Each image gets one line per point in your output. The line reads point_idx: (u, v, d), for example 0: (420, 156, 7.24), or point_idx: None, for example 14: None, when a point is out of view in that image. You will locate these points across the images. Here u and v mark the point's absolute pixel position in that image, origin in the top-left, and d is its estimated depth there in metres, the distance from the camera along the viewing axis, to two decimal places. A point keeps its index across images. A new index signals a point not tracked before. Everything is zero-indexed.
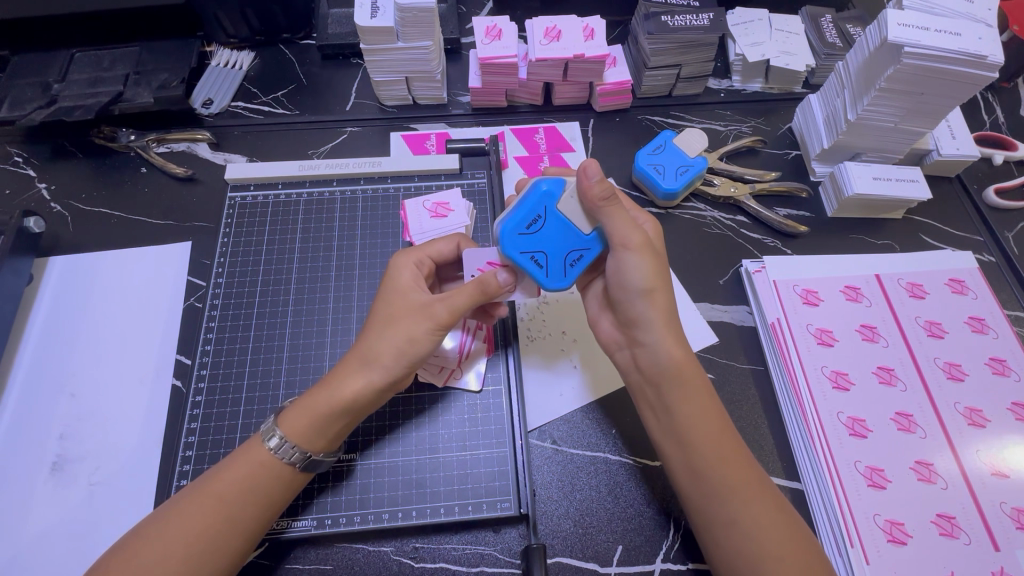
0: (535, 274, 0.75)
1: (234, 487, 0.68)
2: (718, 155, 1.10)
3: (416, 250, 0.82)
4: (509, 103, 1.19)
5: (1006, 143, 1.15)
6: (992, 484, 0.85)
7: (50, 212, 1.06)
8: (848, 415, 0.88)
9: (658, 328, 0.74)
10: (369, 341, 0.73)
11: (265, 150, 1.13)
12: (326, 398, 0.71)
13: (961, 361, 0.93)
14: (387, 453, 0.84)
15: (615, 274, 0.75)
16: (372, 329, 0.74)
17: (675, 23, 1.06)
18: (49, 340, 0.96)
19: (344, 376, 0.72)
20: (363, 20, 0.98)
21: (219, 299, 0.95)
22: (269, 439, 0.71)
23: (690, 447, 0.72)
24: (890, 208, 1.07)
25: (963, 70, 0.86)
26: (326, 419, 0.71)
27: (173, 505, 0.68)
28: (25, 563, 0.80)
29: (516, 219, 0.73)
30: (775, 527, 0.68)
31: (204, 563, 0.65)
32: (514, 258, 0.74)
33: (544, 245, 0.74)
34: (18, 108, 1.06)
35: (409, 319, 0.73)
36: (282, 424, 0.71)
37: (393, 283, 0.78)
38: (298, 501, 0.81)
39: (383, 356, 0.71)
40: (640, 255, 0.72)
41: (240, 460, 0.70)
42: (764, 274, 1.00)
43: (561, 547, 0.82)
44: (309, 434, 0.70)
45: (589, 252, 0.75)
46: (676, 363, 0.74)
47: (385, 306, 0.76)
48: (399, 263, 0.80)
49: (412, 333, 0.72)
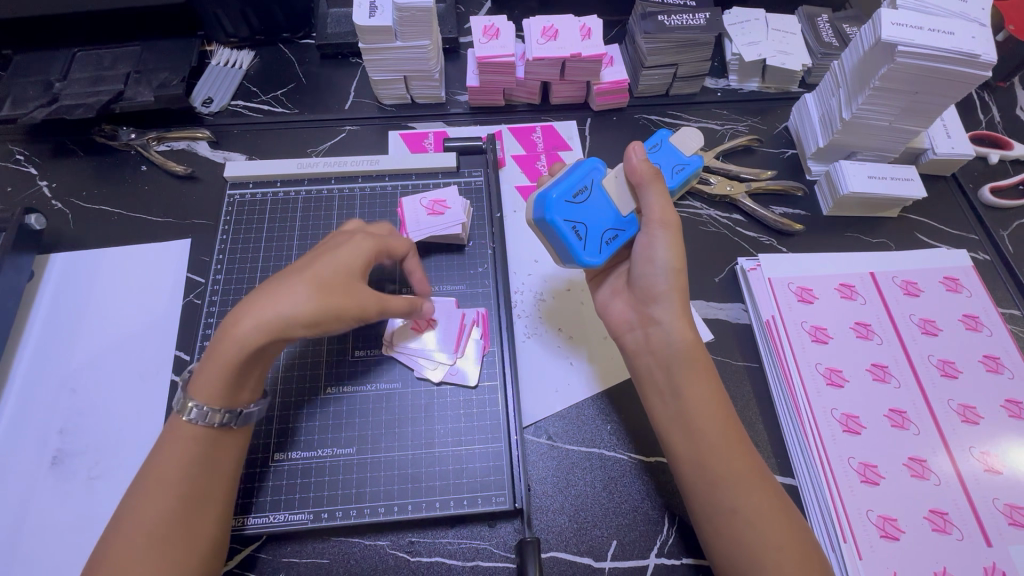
0: (574, 244, 0.78)
1: (175, 467, 0.69)
2: (714, 153, 1.11)
3: (376, 238, 0.80)
4: (507, 102, 1.20)
5: (1002, 142, 1.16)
6: (985, 481, 0.85)
7: (52, 210, 1.07)
8: (842, 412, 0.89)
9: (675, 310, 0.78)
10: (282, 295, 0.70)
11: (265, 148, 1.14)
12: (232, 354, 0.70)
13: (955, 358, 0.94)
14: (327, 449, 0.85)
15: (643, 250, 0.79)
16: (288, 287, 0.70)
17: (671, 22, 1.07)
18: (48, 335, 0.97)
19: (245, 326, 0.69)
20: (361, 19, 0.98)
21: (217, 295, 0.96)
22: (184, 412, 0.71)
23: (696, 433, 0.73)
24: (885, 207, 1.07)
25: (956, 70, 0.87)
26: (235, 373, 0.70)
27: (128, 501, 0.68)
28: (25, 555, 0.81)
29: (565, 188, 0.78)
30: (774, 518, 0.68)
31: (177, 548, 0.66)
32: (559, 224, 0.77)
33: (585, 217, 0.79)
34: (20, 106, 1.07)
35: (337, 295, 0.72)
36: (196, 394, 0.71)
37: (341, 256, 0.75)
38: (241, 500, 0.81)
39: (297, 316, 0.69)
40: (670, 232, 0.78)
41: (169, 443, 0.70)
42: (759, 272, 1.00)
43: (556, 542, 0.82)
44: (223, 395, 0.71)
45: (623, 233, 0.81)
46: (688, 346, 0.77)
47: (318, 270, 0.73)
48: (351, 242, 0.77)
49: (338, 306, 0.71)
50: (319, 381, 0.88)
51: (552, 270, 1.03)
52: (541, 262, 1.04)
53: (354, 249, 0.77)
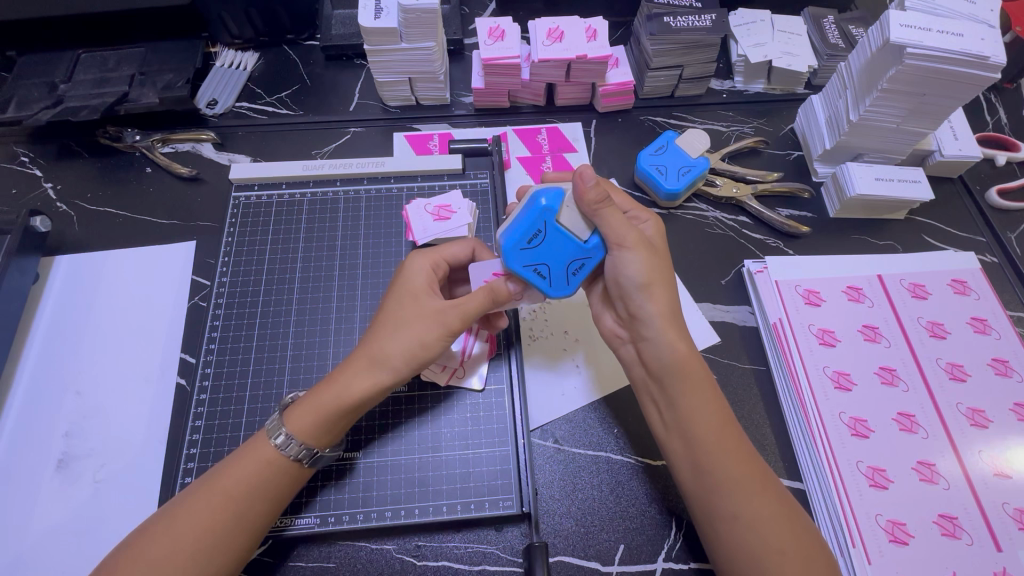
0: (541, 285, 0.77)
1: (241, 483, 0.69)
2: (720, 155, 1.10)
3: (431, 252, 0.82)
4: (512, 104, 1.20)
5: (1009, 144, 1.15)
6: (994, 485, 0.84)
7: (56, 212, 1.07)
8: (850, 416, 0.88)
9: (659, 324, 0.75)
10: (380, 342, 0.73)
11: (270, 150, 1.13)
12: (330, 395, 0.72)
13: (963, 361, 0.93)
14: (381, 452, 0.84)
15: (614, 271, 0.77)
16: (386, 332, 0.74)
17: (677, 24, 1.07)
18: (54, 338, 0.96)
19: (351, 376, 0.72)
20: (367, 21, 0.98)
21: (223, 298, 0.96)
22: (275, 436, 0.71)
23: (692, 438, 0.73)
24: (891, 209, 1.07)
25: (965, 71, 0.86)
26: (335, 417, 0.72)
27: (180, 500, 0.68)
28: (30, 559, 0.81)
29: (517, 234, 0.75)
30: (776, 524, 0.68)
31: (211, 558, 0.65)
32: (518, 271, 0.76)
33: (545, 255, 0.75)
34: (24, 108, 1.07)
35: (421, 323, 0.74)
36: (288, 423, 0.71)
37: (407, 284, 0.78)
38: (300, 499, 0.81)
39: (393, 358, 0.72)
40: (638, 250, 0.75)
41: (248, 457, 0.71)
42: (766, 274, 1.00)
43: (563, 547, 0.82)
44: (314, 432, 0.71)
45: (591, 260, 0.76)
46: (678, 360, 0.74)
47: (398, 301, 0.77)
48: (412, 265, 0.80)
49: (425, 337, 0.73)
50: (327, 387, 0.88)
51: None
52: None
53: (424, 266, 0.80)
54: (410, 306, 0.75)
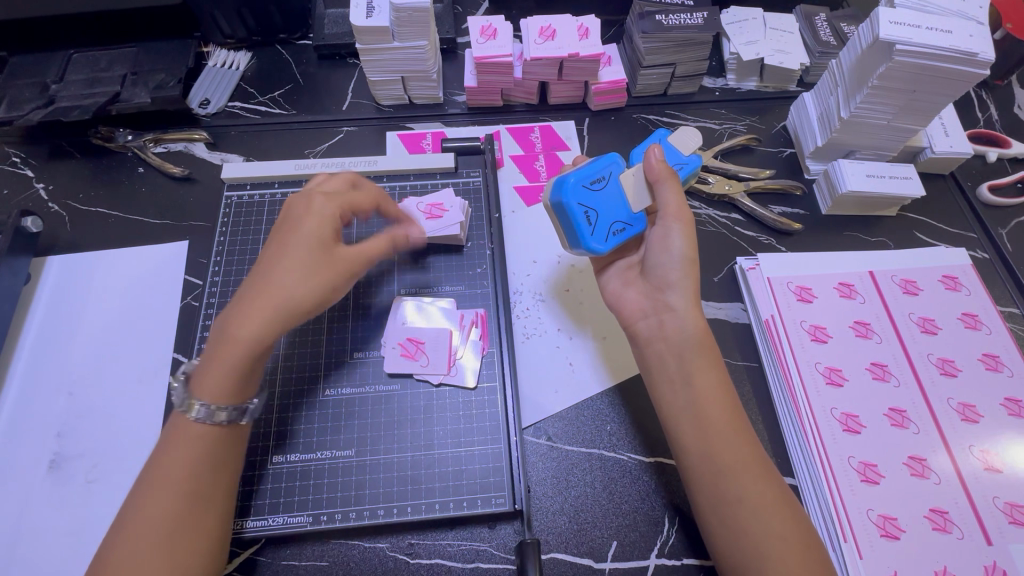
0: (583, 228, 0.81)
1: (183, 465, 0.68)
2: (712, 152, 1.11)
3: (336, 198, 0.80)
4: (505, 103, 1.20)
5: (1000, 140, 1.16)
6: (985, 480, 0.85)
7: (48, 212, 1.07)
8: (842, 411, 0.89)
9: (687, 300, 0.80)
10: (285, 291, 0.72)
11: (262, 150, 1.13)
12: (239, 349, 0.71)
13: (954, 357, 0.94)
14: (375, 451, 0.85)
15: (658, 240, 0.82)
16: (290, 279, 0.73)
17: (669, 21, 1.07)
18: (45, 339, 0.96)
19: (257, 325, 0.71)
20: (358, 20, 0.98)
21: (215, 298, 0.96)
22: (190, 411, 0.70)
23: (705, 419, 0.74)
24: (883, 205, 1.07)
25: (954, 67, 0.87)
26: (249, 368, 0.72)
27: (131, 501, 0.67)
28: (22, 559, 0.81)
29: (585, 174, 0.81)
30: (776, 508, 0.68)
31: (185, 541, 0.66)
32: (571, 206, 0.80)
33: (597, 204, 0.82)
34: (15, 109, 1.06)
35: (329, 271, 0.75)
36: (203, 395, 0.70)
37: (309, 227, 0.76)
38: (240, 502, 0.80)
39: (305, 303, 0.73)
40: (685, 226, 0.81)
41: (175, 443, 0.69)
42: (758, 271, 1.00)
43: (556, 544, 0.82)
44: (233, 391, 0.71)
45: (630, 228, 0.84)
46: (700, 337, 0.79)
47: (300, 252, 0.75)
48: (318, 209, 0.78)
49: (332, 280, 0.76)
50: (317, 384, 0.88)
51: (548, 270, 1.03)
52: (540, 263, 1.04)
53: (320, 209, 0.78)
54: (316, 257, 0.75)
